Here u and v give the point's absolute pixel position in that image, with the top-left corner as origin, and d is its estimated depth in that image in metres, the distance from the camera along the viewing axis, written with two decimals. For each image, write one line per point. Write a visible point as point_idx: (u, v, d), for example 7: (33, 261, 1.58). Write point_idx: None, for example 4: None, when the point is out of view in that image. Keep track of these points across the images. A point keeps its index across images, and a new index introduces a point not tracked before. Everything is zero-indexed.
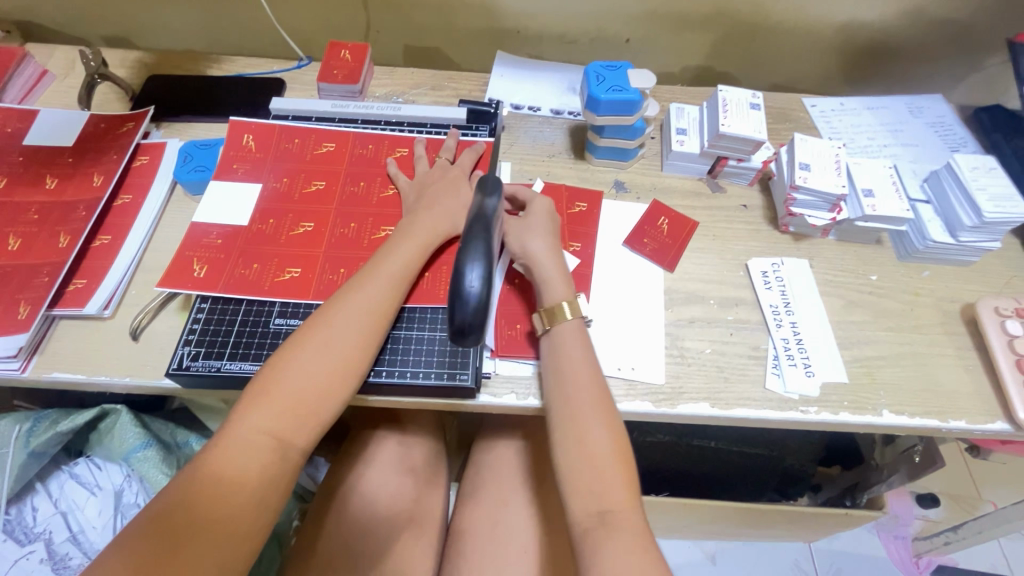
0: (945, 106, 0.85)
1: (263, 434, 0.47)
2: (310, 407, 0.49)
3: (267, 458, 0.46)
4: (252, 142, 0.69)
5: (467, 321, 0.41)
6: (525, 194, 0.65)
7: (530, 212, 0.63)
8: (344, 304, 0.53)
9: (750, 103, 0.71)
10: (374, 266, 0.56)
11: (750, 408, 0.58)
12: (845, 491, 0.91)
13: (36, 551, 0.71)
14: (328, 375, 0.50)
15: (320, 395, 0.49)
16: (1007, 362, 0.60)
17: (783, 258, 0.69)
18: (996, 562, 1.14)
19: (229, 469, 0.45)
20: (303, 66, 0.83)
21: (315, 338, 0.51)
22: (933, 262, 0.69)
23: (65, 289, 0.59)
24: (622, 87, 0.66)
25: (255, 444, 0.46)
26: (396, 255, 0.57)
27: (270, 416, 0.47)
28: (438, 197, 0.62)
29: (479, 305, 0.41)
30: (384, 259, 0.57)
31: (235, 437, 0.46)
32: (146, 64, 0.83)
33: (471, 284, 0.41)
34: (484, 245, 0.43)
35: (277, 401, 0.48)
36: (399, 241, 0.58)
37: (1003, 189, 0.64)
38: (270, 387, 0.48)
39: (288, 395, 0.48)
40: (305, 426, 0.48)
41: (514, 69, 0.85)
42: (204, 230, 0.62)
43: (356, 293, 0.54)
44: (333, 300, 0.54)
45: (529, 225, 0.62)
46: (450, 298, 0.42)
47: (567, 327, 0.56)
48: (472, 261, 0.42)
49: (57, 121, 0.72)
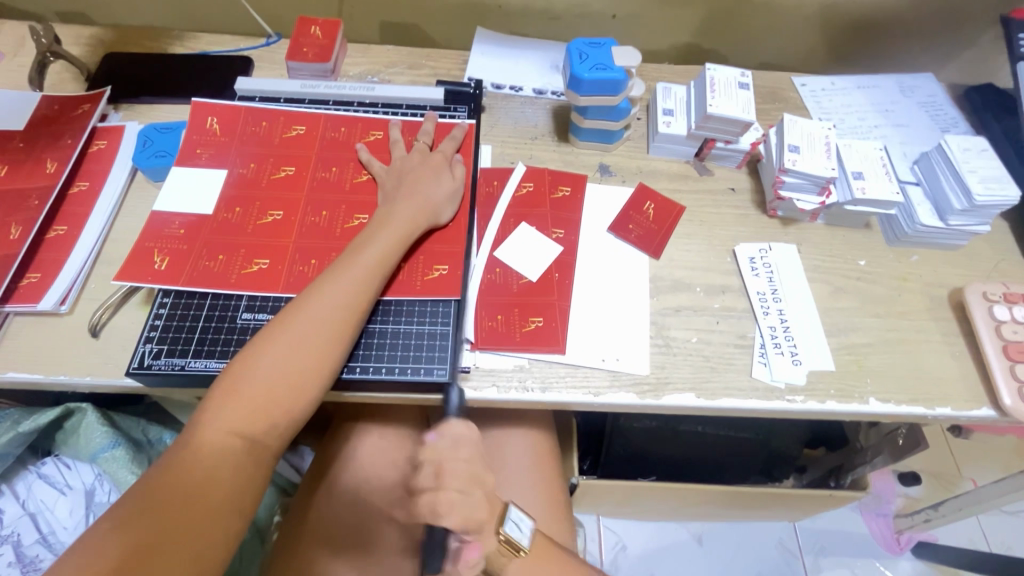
0: (936, 85, 0.83)
1: (230, 434, 0.45)
2: (280, 407, 0.47)
3: (239, 458, 0.45)
4: (216, 124, 0.65)
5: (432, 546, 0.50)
6: (459, 468, 0.51)
7: (471, 518, 0.51)
8: (314, 299, 0.51)
9: (738, 82, 0.68)
10: (347, 258, 0.54)
11: (735, 398, 0.57)
12: (830, 472, 0.96)
13: (4, 555, 0.67)
14: (298, 373, 0.48)
15: (291, 395, 0.47)
16: (994, 348, 0.60)
17: (772, 243, 0.67)
18: (975, 537, 1.18)
19: (199, 470, 0.43)
20: (272, 43, 0.79)
21: (287, 334, 0.49)
22: (922, 246, 0.68)
23: (17, 284, 0.56)
24: (605, 66, 0.64)
25: (225, 443, 0.45)
26: (371, 247, 0.55)
27: (240, 415, 0.46)
28: (415, 184, 0.60)
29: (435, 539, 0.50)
30: (358, 252, 0.54)
31: (202, 437, 0.45)
32: (103, 41, 0.78)
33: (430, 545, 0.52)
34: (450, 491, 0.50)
35: (246, 400, 0.46)
36: (374, 232, 0.56)
37: (993, 170, 0.63)
38: (238, 385, 0.47)
39: (257, 392, 0.47)
40: (276, 424, 0.47)
41: (495, 47, 0.81)
42: (166, 219, 0.59)
43: (328, 286, 0.52)
44: (306, 294, 0.51)
45: (474, 518, 0.51)
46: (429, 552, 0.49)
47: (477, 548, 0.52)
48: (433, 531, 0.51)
49: (7, 103, 0.68)
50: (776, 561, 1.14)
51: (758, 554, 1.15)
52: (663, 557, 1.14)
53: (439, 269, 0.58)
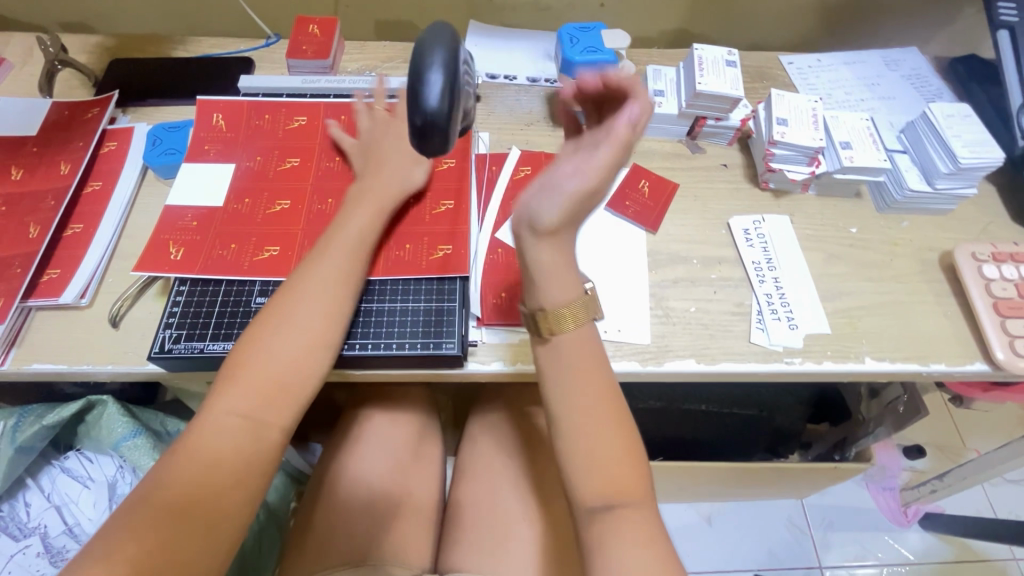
0: (920, 58, 0.85)
1: (233, 415, 0.46)
2: (281, 386, 0.48)
3: (241, 439, 0.46)
4: (222, 121, 0.67)
5: (430, 126, 0.40)
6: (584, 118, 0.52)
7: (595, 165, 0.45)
8: (307, 279, 0.53)
9: (725, 60, 0.70)
10: (331, 234, 0.56)
11: (735, 362, 0.59)
12: (834, 446, 0.98)
13: (33, 545, 0.69)
14: (296, 351, 0.49)
15: (291, 372, 0.49)
16: (985, 305, 0.61)
17: (764, 215, 0.69)
18: (981, 506, 1.19)
19: (205, 453, 0.44)
20: (272, 44, 0.81)
21: (281, 316, 0.50)
22: (911, 212, 0.70)
23: (39, 279, 0.58)
24: (597, 48, 0.67)
25: (226, 425, 0.46)
26: (351, 221, 0.57)
27: (240, 397, 0.47)
28: (386, 157, 0.62)
29: (445, 120, 0.40)
30: (339, 228, 0.56)
31: (207, 422, 0.46)
32: (107, 48, 0.80)
33: (428, 92, 0.39)
34: (444, 55, 0.39)
35: (248, 382, 0.48)
36: (353, 207, 0.58)
37: (976, 135, 0.65)
38: (240, 368, 0.48)
39: (256, 373, 0.48)
40: (277, 406, 0.48)
41: (488, 39, 0.84)
42: (179, 213, 0.61)
43: (317, 264, 0.54)
44: (296, 276, 0.53)
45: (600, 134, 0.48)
46: (419, 124, 0.39)
47: (554, 277, 0.49)
48: (433, 63, 0.39)
49: (20, 110, 0.70)
50: (785, 538, 1.16)
51: (768, 531, 1.16)
52: (672, 539, 1.15)
53: (443, 248, 0.60)
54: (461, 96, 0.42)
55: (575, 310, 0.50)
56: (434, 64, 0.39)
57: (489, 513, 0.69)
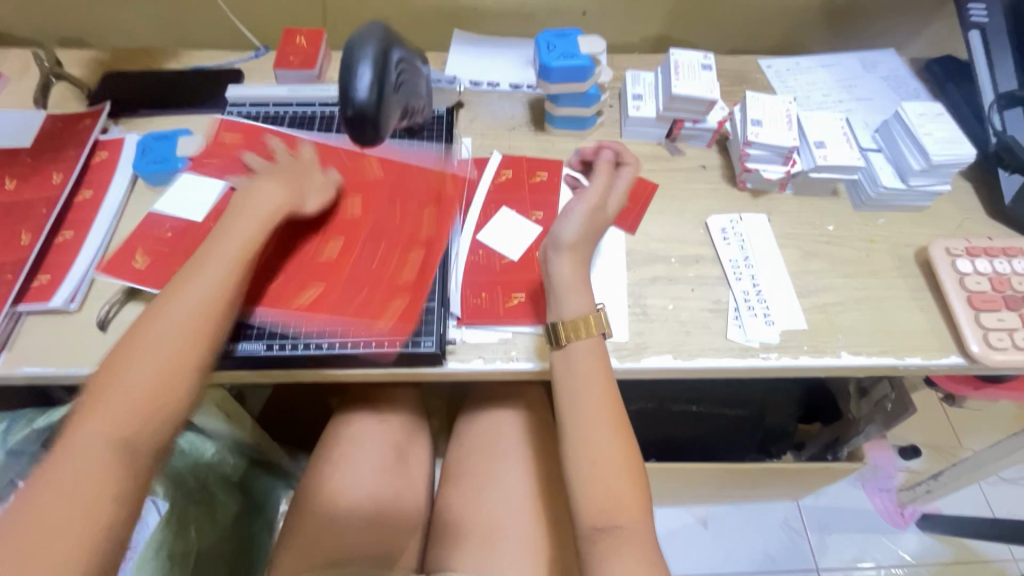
0: (897, 60, 0.87)
1: (93, 442, 0.43)
2: (145, 409, 0.45)
3: (96, 468, 0.42)
4: (233, 139, 0.70)
5: (361, 117, 0.51)
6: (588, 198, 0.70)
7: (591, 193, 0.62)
8: (180, 300, 0.49)
9: (702, 64, 0.72)
10: (206, 253, 0.53)
11: (711, 358, 0.59)
12: (827, 446, 0.98)
13: None
14: (160, 376, 0.46)
15: (153, 396, 0.45)
16: (960, 299, 0.62)
17: (742, 214, 0.70)
18: (978, 506, 1.19)
19: (58, 483, 0.41)
20: (261, 56, 0.83)
21: (149, 338, 0.47)
22: (887, 209, 0.71)
23: (29, 285, 0.60)
24: (572, 54, 0.68)
25: (88, 454, 0.42)
26: (230, 238, 0.54)
27: (98, 425, 0.43)
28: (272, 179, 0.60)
29: (372, 110, 0.51)
30: (219, 245, 0.53)
31: (67, 450, 0.42)
32: (101, 62, 0.82)
33: (358, 85, 0.50)
34: (371, 58, 0.51)
35: (108, 407, 0.44)
36: (234, 221, 0.56)
37: (947, 132, 0.66)
38: (101, 394, 0.44)
39: (118, 398, 0.44)
40: (141, 430, 0.44)
41: (472, 48, 0.86)
42: (158, 222, 0.63)
43: (192, 285, 0.50)
44: (169, 296, 0.50)
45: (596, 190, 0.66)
46: (352, 114, 0.51)
47: (574, 294, 0.57)
48: (362, 62, 0.51)
49: (14, 122, 0.72)
50: (780, 539, 1.15)
51: (763, 534, 1.16)
52: (667, 542, 1.15)
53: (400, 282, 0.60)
54: (390, 92, 0.54)
55: (592, 319, 0.55)
56: (362, 65, 0.51)
57: (478, 510, 0.70)
